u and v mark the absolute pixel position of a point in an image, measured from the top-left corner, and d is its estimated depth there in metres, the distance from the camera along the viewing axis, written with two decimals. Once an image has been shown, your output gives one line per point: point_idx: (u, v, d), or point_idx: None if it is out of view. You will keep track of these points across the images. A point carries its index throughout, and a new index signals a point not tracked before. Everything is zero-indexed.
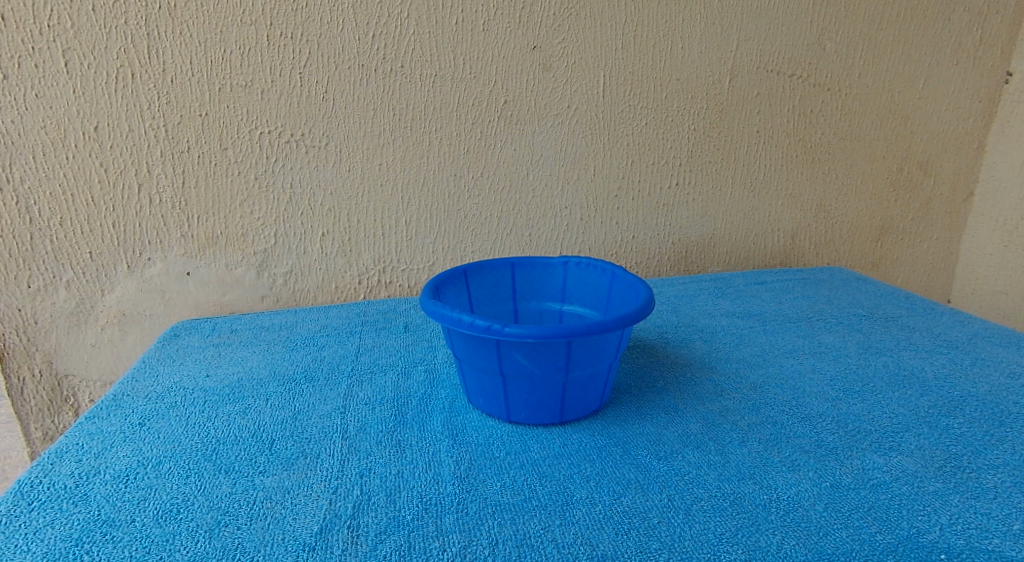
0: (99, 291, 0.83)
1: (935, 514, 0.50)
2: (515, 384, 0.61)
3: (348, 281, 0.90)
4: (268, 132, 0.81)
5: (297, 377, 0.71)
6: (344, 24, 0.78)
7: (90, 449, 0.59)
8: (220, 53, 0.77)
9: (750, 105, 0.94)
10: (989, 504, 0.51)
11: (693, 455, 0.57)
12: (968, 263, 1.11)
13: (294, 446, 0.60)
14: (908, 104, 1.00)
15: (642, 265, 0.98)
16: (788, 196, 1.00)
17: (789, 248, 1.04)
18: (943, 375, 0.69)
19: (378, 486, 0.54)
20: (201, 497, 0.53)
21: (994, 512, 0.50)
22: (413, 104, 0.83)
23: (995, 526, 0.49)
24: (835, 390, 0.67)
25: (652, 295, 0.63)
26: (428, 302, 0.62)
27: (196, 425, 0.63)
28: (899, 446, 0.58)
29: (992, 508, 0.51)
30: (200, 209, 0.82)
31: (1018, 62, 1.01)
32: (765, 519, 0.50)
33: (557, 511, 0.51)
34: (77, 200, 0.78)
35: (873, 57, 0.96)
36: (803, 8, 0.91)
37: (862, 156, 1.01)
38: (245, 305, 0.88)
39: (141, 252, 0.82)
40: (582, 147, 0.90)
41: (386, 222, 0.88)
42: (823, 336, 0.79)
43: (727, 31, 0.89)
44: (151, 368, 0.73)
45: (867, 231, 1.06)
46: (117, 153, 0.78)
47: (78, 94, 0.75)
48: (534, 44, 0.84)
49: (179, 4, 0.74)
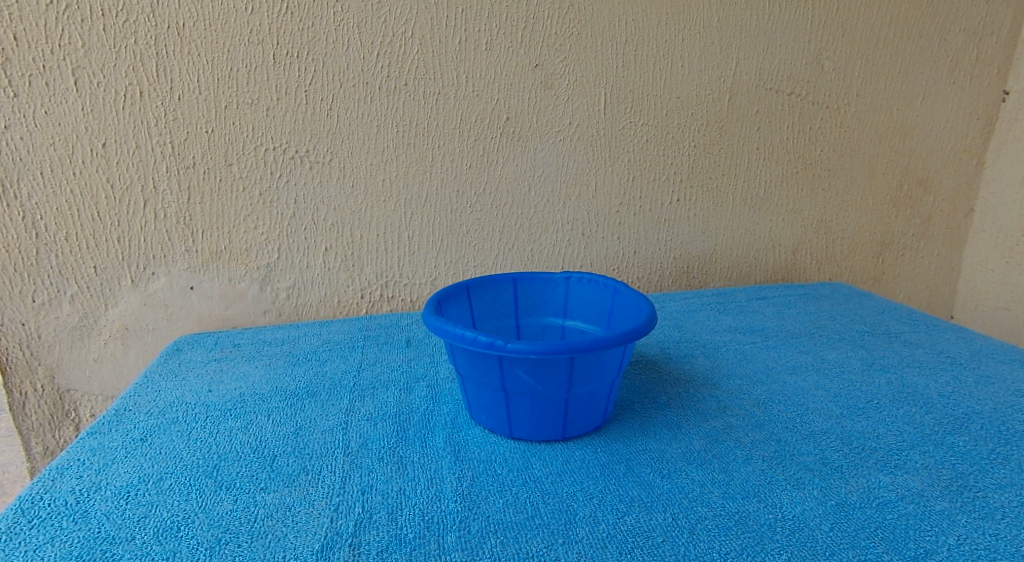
0: (103, 306, 0.83)
1: (943, 535, 0.50)
2: (517, 400, 0.61)
3: (350, 295, 0.90)
4: (273, 148, 0.82)
5: (299, 393, 0.71)
6: (349, 43, 0.80)
7: (91, 466, 0.59)
8: (227, 71, 0.78)
9: (750, 123, 0.95)
10: (997, 524, 0.50)
11: (697, 473, 0.57)
12: (970, 279, 1.11)
13: (295, 462, 0.59)
14: (907, 122, 1.01)
15: (644, 281, 0.99)
16: (789, 213, 1.01)
17: (791, 264, 1.04)
18: (947, 393, 0.69)
19: (380, 503, 0.54)
20: (202, 514, 0.53)
21: (1002, 533, 0.50)
22: (417, 121, 0.84)
23: (1003, 546, 0.48)
24: (839, 407, 0.67)
25: (653, 311, 0.63)
26: (430, 318, 0.63)
27: (197, 442, 0.63)
28: (904, 464, 0.58)
29: (999, 528, 0.50)
30: (205, 224, 0.83)
31: (1015, 80, 1.02)
32: (770, 538, 0.49)
33: (560, 530, 0.51)
34: (83, 215, 0.79)
35: (871, 75, 0.97)
36: (801, 28, 0.93)
37: (862, 173, 1.02)
38: (248, 319, 0.88)
39: (146, 267, 0.83)
40: (584, 163, 0.91)
41: (389, 237, 0.88)
42: (826, 353, 0.79)
43: (727, 50, 0.91)
44: (153, 384, 0.73)
45: (868, 247, 1.06)
46: (124, 169, 0.79)
47: (87, 112, 0.76)
48: (537, 62, 0.85)
49: (188, 24, 0.76)
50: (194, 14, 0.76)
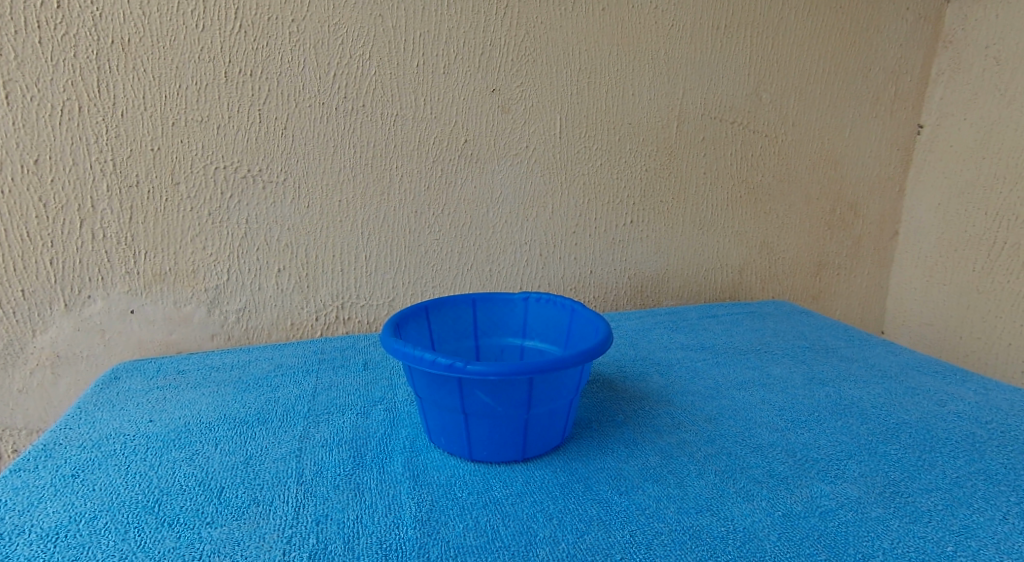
0: (30, 332, 0.78)
1: (878, 539, 0.52)
2: (477, 421, 0.60)
3: (305, 318, 0.88)
4: (224, 167, 0.80)
5: (249, 420, 0.68)
6: (305, 64, 0.79)
7: (15, 506, 0.54)
8: (176, 88, 0.76)
9: (696, 149, 1.00)
10: (925, 527, 0.53)
11: (652, 489, 0.58)
12: (897, 296, 1.19)
13: (245, 493, 0.57)
14: (837, 151, 1.08)
15: (600, 300, 1.01)
16: (733, 234, 1.05)
17: (737, 283, 1.09)
18: (880, 404, 0.73)
19: (336, 533, 0.52)
20: (141, 554, 0.49)
21: (930, 535, 0.52)
22: (375, 142, 0.84)
23: (930, 548, 0.51)
24: (784, 421, 0.70)
25: (611, 330, 0.65)
26: (388, 340, 0.62)
27: (136, 476, 0.59)
28: (843, 473, 0.61)
29: (928, 531, 0.53)
30: (148, 245, 0.79)
31: (927, 116, 1.11)
32: (722, 550, 0.51)
33: (521, 552, 0.50)
34: (11, 236, 0.74)
35: (804, 108, 1.04)
36: (741, 62, 0.99)
37: (798, 198, 1.08)
38: (193, 344, 0.84)
39: (81, 290, 0.78)
40: (541, 185, 0.93)
41: (345, 258, 0.87)
42: (771, 368, 0.82)
43: (673, 80, 0.95)
44: (87, 415, 0.68)
45: (806, 267, 1.12)
46: (59, 187, 0.75)
47: (19, 127, 0.72)
48: (493, 87, 0.87)
49: (133, 39, 0.73)
50: (141, 29, 0.73)
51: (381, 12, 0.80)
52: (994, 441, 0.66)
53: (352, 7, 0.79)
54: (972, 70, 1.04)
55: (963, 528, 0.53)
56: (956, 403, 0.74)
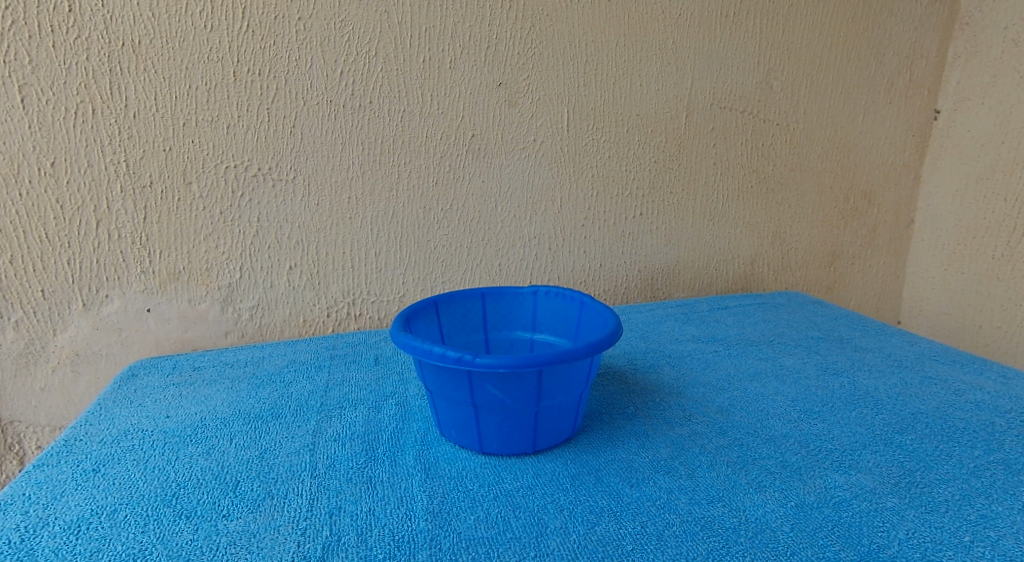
0: (50, 331, 0.80)
1: (893, 530, 0.51)
2: (488, 415, 0.60)
3: (317, 314, 0.89)
4: (234, 166, 0.80)
5: (263, 415, 0.69)
6: (313, 62, 0.80)
7: (38, 501, 0.55)
8: (187, 89, 0.77)
9: (706, 140, 0.99)
10: (941, 517, 0.53)
11: (664, 480, 0.58)
12: (914, 285, 1.18)
13: (260, 487, 0.57)
14: (850, 138, 1.07)
15: (610, 292, 1.01)
16: (745, 225, 1.05)
17: (749, 274, 1.08)
18: (895, 394, 0.72)
19: (349, 525, 0.52)
20: (160, 545, 0.50)
21: (946, 526, 0.52)
22: (382, 138, 0.84)
23: (947, 538, 0.50)
24: (797, 411, 0.69)
25: (620, 323, 0.64)
26: (398, 335, 0.62)
27: (155, 470, 0.60)
28: (857, 464, 0.60)
29: (944, 521, 0.52)
30: (162, 244, 0.80)
31: (944, 100, 1.09)
32: (734, 541, 0.50)
33: (532, 543, 0.50)
34: (29, 237, 0.76)
35: (816, 95, 1.03)
36: (751, 50, 0.98)
37: (811, 187, 1.07)
38: (208, 341, 0.86)
39: (99, 290, 0.80)
40: (549, 179, 0.92)
41: (355, 255, 0.87)
42: (784, 359, 0.81)
43: (682, 70, 0.95)
44: (107, 411, 0.70)
45: (820, 257, 1.11)
46: (74, 189, 0.76)
47: (35, 130, 0.73)
48: (500, 81, 0.87)
49: (144, 41, 0.74)
50: (151, 31, 0.74)
51: (386, 9, 0.81)
52: (1014, 430, 0.65)
53: (357, 4, 0.80)
54: (990, 53, 1.02)
55: (980, 518, 0.52)
56: (974, 392, 0.73)
